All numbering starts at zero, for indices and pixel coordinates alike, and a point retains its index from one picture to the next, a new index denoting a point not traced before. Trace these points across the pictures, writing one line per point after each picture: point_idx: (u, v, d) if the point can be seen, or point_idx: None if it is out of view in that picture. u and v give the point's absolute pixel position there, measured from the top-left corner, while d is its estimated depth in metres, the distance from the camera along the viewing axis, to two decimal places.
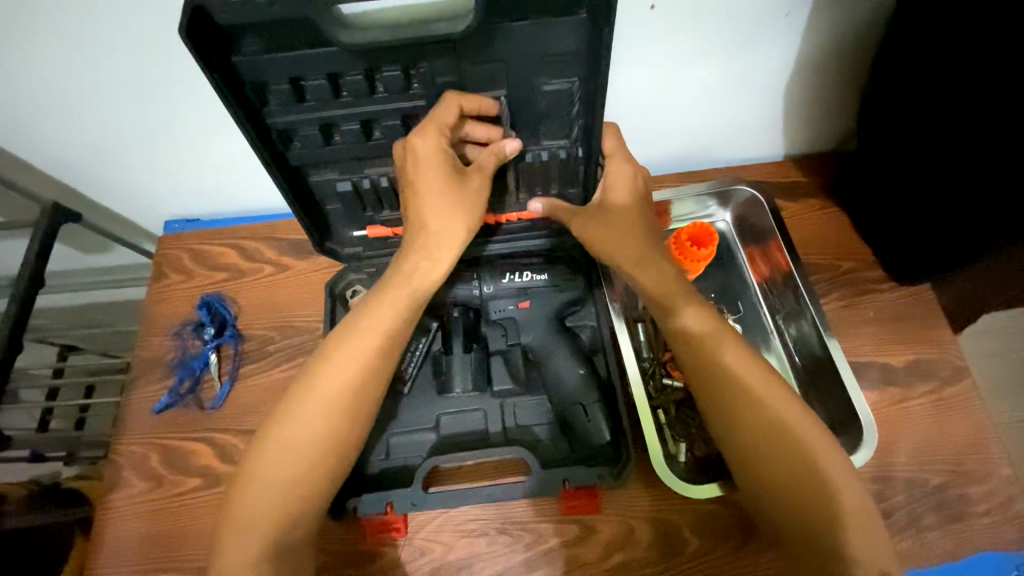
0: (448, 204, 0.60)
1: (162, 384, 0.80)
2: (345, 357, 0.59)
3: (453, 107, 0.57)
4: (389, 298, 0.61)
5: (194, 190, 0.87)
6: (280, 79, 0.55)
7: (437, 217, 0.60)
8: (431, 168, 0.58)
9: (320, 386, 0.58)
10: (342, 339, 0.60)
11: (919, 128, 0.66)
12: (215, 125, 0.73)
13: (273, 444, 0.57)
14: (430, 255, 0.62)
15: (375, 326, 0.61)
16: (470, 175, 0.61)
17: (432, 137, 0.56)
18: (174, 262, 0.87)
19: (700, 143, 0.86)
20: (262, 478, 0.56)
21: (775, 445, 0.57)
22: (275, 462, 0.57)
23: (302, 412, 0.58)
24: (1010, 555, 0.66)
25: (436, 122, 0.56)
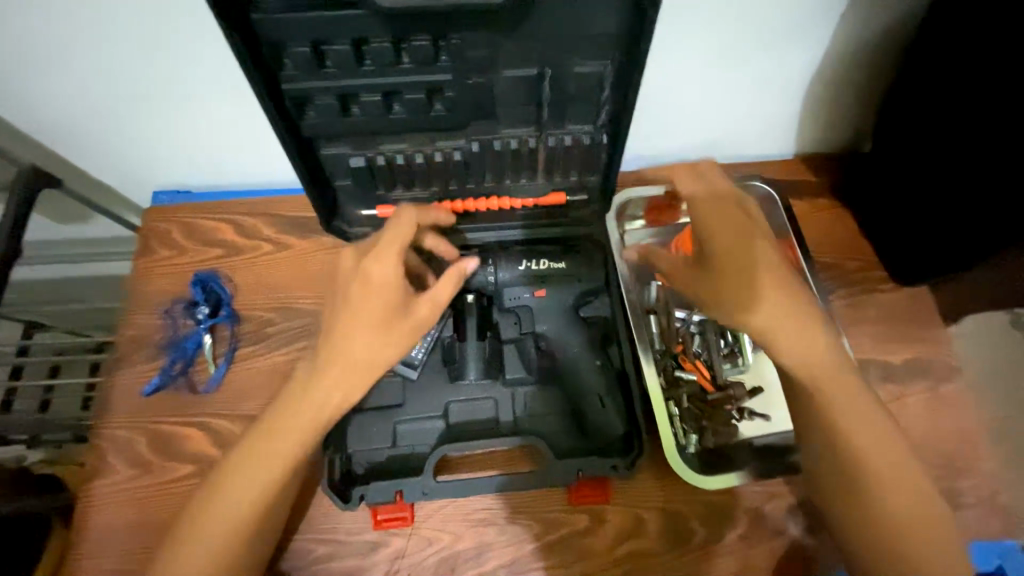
0: (377, 337, 0.56)
1: (151, 366, 0.75)
2: (269, 454, 0.56)
3: (405, 224, 0.58)
4: (305, 413, 0.56)
5: (187, 160, 0.81)
6: (301, 43, 0.51)
7: (362, 331, 0.56)
8: (378, 292, 0.56)
9: (245, 472, 0.56)
10: (261, 433, 0.57)
11: (939, 133, 0.66)
12: (220, 92, 0.68)
13: (272, 431, 0.57)
14: (348, 382, 0.56)
15: (284, 433, 0.56)
16: (414, 307, 0.58)
17: (389, 265, 0.57)
18: (163, 237, 0.82)
19: (716, 137, 0.85)
20: (250, 467, 0.56)
21: (896, 514, 0.54)
22: (264, 457, 0.56)
23: (300, 411, 0.56)
24: (993, 545, 0.69)
25: (393, 245, 0.57)
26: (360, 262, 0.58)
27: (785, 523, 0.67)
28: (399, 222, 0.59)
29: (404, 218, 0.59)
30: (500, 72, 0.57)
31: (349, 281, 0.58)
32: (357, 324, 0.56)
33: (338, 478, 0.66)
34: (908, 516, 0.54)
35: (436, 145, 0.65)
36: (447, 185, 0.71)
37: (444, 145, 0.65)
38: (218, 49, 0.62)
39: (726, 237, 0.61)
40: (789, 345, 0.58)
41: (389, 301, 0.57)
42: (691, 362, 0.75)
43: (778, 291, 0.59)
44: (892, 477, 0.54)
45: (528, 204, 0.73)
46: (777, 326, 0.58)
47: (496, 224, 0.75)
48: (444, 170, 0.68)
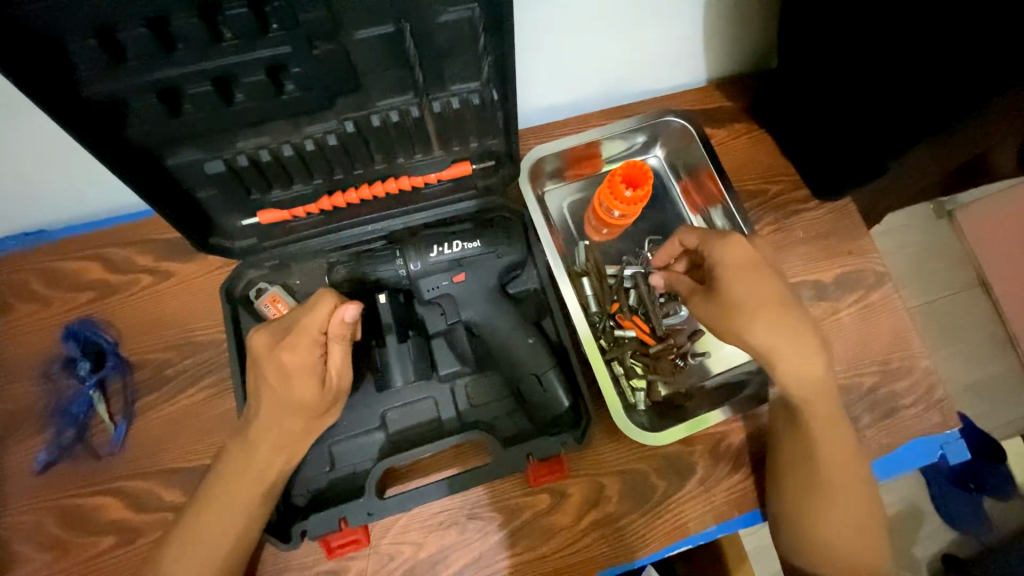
0: (299, 407, 0.56)
1: (39, 439, 0.66)
2: (220, 510, 0.55)
3: (323, 311, 0.54)
4: (246, 483, 0.55)
5: (18, 201, 0.68)
6: (79, 34, 0.41)
7: (289, 413, 0.56)
8: (298, 378, 0.55)
9: (197, 534, 0.55)
10: (213, 496, 0.56)
11: (842, 40, 0.63)
12: (3, 113, 0.53)
13: (219, 492, 0.56)
14: (285, 448, 0.57)
15: (229, 492, 0.55)
16: (332, 375, 0.57)
17: (306, 352, 0.54)
18: (21, 290, 0.71)
19: (624, 75, 0.79)
20: (205, 531, 0.55)
21: (844, 504, 0.58)
22: (216, 518, 0.55)
23: (243, 468, 0.56)
24: (934, 437, 0.73)
25: (307, 331, 0.54)
26: (272, 349, 0.55)
27: (740, 459, 0.68)
28: (316, 313, 0.54)
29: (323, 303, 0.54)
30: (349, 34, 0.48)
31: (265, 366, 0.55)
32: (276, 404, 0.56)
33: (278, 515, 0.61)
34: (834, 450, 0.58)
35: (302, 132, 0.56)
36: (332, 174, 0.63)
37: (313, 130, 0.56)
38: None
39: (754, 298, 0.57)
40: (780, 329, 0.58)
41: (309, 384, 0.56)
42: (628, 318, 0.72)
43: (749, 278, 0.58)
44: (843, 471, 0.58)
45: (431, 182, 0.66)
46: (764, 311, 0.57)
47: (400, 212, 0.68)
48: (322, 157, 0.60)
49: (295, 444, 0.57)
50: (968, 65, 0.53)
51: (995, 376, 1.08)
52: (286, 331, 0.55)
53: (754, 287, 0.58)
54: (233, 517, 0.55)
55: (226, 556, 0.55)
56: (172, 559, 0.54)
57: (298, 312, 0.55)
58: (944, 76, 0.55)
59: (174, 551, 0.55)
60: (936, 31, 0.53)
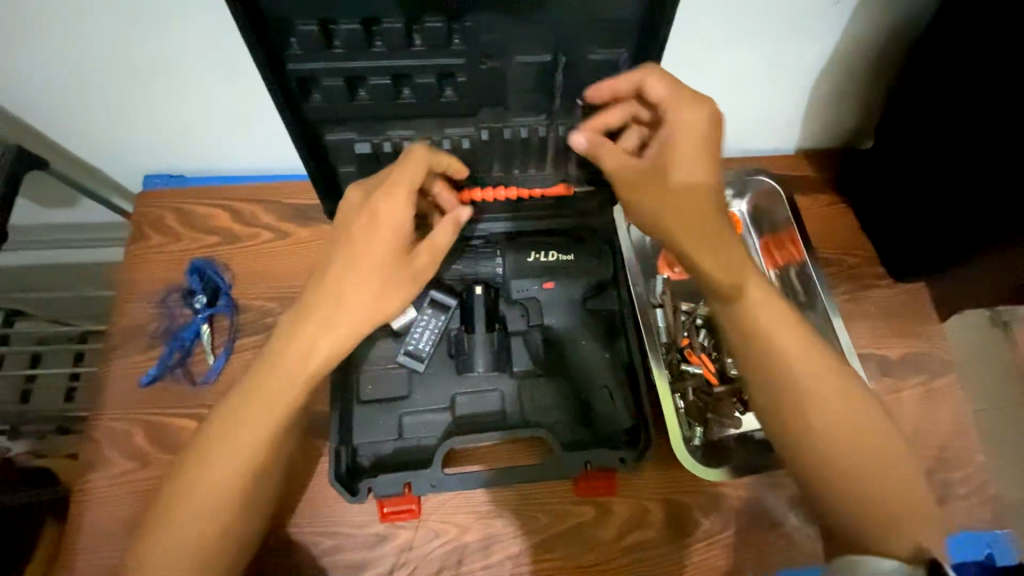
0: (378, 279, 0.53)
1: (147, 356, 0.73)
2: (248, 424, 0.51)
3: (418, 162, 0.55)
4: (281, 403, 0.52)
5: (182, 145, 0.79)
6: (309, 20, 0.50)
7: (368, 277, 0.53)
8: (378, 227, 0.54)
9: (221, 447, 0.51)
10: (242, 414, 0.51)
11: (939, 130, 0.68)
12: (217, 64, 0.65)
13: (251, 395, 0.52)
14: (348, 327, 0.53)
15: (260, 401, 0.52)
16: (419, 251, 0.56)
17: (396, 204, 0.54)
18: (157, 223, 0.79)
19: (721, 130, 0.86)
20: (222, 452, 0.51)
21: None
22: (233, 436, 0.51)
23: (259, 386, 0.52)
24: (982, 534, 0.71)
25: (400, 182, 0.54)
26: (364, 201, 0.55)
27: (785, 514, 0.68)
28: (408, 160, 0.55)
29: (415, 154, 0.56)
30: (513, 57, 0.55)
31: (348, 229, 0.54)
32: (352, 273, 0.53)
33: (345, 470, 0.65)
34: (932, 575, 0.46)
35: (444, 132, 0.63)
36: None
37: (453, 132, 0.63)
38: (212, 8, 0.58)
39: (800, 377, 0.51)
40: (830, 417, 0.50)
41: (394, 246, 0.54)
42: (697, 355, 0.75)
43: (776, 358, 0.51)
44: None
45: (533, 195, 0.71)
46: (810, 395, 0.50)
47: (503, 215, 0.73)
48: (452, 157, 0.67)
49: (358, 325, 0.53)
50: None
51: None
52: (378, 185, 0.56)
53: (810, 370, 0.51)
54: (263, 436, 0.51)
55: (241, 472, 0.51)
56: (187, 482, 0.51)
57: (386, 174, 0.56)
58: None
59: (187, 476, 0.51)
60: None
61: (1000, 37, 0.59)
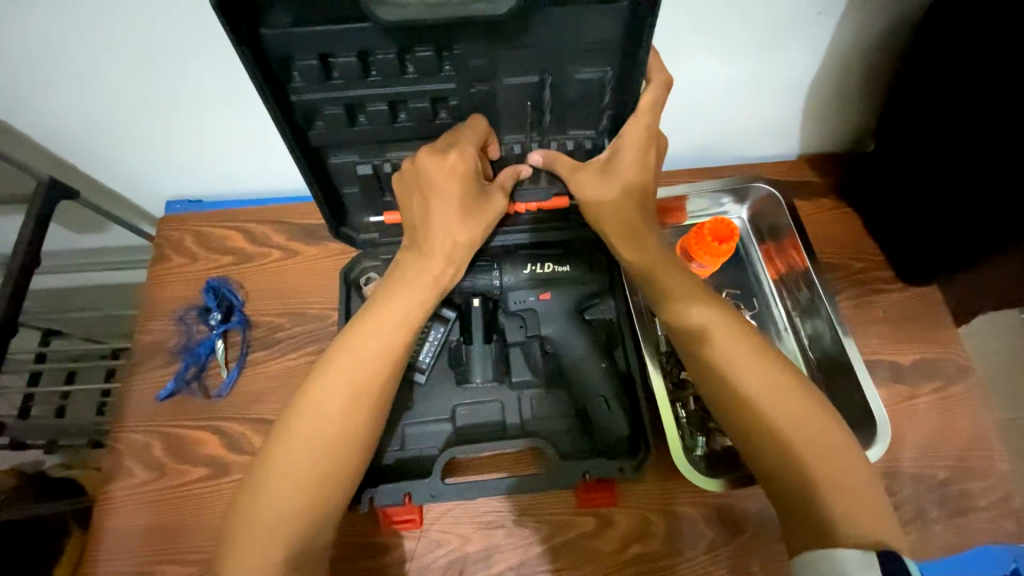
0: (467, 221, 0.62)
1: (166, 370, 0.77)
2: (313, 422, 0.55)
3: (481, 128, 0.60)
4: (343, 402, 0.56)
5: (199, 171, 0.84)
6: (309, 56, 0.53)
7: (457, 224, 0.61)
8: (453, 185, 0.59)
9: (285, 453, 0.54)
10: (298, 419, 0.55)
11: (942, 133, 0.67)
12: (227, 95, 0.69)
13: (309, 398, 0.56)
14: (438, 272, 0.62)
15: (327, 394, 0.56)
16: (492, 195, 0.64)
17: (471, 160, 0.59)
18: (177, 245, 0.84)
19: (719, 138, 0.87)
20: (293, 459, 0.54)
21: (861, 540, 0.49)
22: (297, 453, 0.54)
23: (324, 392, 0.56)
24: (1009, 548, 0.68)
25: (468, 143, 0.59)
26: (437, 159, 0.58)
27: None
28: (474, 125, 0.60)
29: (478, 119, 0.60)
30: (501, 79, 0.58)
31: (424, 183, 0.59)
32: (442, 221, 0.61)
33: None
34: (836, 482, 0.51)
35: None
36: None
37: None
38: (221, 48, 0.63)
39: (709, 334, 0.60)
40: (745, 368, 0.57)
41: (475, 197, 0.62)
42: None
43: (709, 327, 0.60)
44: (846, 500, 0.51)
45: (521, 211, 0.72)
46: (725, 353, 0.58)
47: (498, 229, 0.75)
48: None
49: (453, 267, 0.63)
50: None
51: None
52: (448, 144, 0.59)
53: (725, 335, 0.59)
54: (324, 443, 0.55)
55: (314, 478, 0.53)
56: (256, 493, 0.53)
57: (452, 135, 0.60)
58: None
59: (253, 498, 0.53)
60: None
61: (993, 38, 0.58)
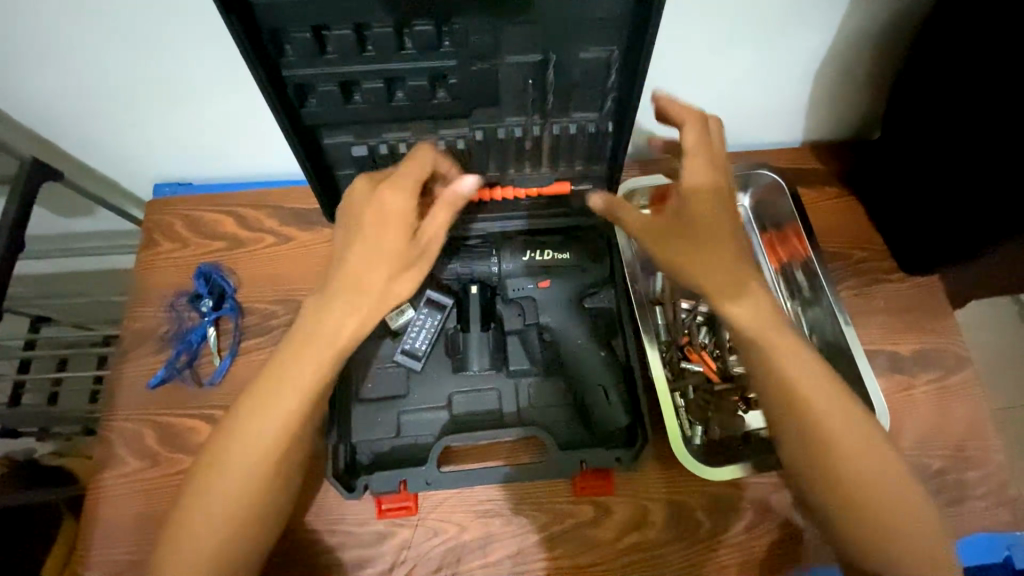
0: (392, 264, 0.54)
1: (157, 358, 0.76)
2: (233, 457, 0.52)
3: (422, 167, 0.55)
4: (258, 443, 0.52)
5: (190, 154, 0.81)
6: (301, 28, 0.51)
7: (378, 263, 0.53)
8: (408, 179, 0.54)
9: (207, 481, 0.52)
10: (221, 446, 0.52)
11: (954, 119, 0.65)
12: (218, 72, 0.66)
13: (232, 427, 0.53)
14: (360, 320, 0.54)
15: (246, 435, 0.52)
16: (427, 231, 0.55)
17: (406, 199, 0.53)
18: (166, 230, 0.82)
19: (723, 124, 0.85)
20: (219, 487, 0.52)
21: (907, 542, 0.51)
22: (219, 483, 0.52)
23: (250, 423, 0.53)
24: (1003, 535, 0.69)
25: (404, 178, 0.54)
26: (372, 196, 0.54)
27: (789, 512, 0.67)
28: (423, 165, 0.56)
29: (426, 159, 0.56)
30: (503, 57, 0.55)
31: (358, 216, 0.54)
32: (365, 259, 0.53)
33: (344, 468, 0.66)
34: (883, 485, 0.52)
35: (438, 134, 0.64)
36: None
37: (447, 133, 0.64)
38: (209, 23, 0.60)
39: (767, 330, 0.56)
40: (803, 372, 0.55)
41: (410, 236, 0.54)
42: (697, 353, 0.74)
43: (768, 326, 0.56)
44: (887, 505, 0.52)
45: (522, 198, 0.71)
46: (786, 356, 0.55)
47: (500, 214, 0.73)
48: None
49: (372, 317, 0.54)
50: None
51: None
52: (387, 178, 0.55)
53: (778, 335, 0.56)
54: (283, 435, 0.53)
55: (232, 513, 0.52)
56: (183, 516, 0.52)
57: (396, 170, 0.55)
58: None
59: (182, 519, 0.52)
60: None
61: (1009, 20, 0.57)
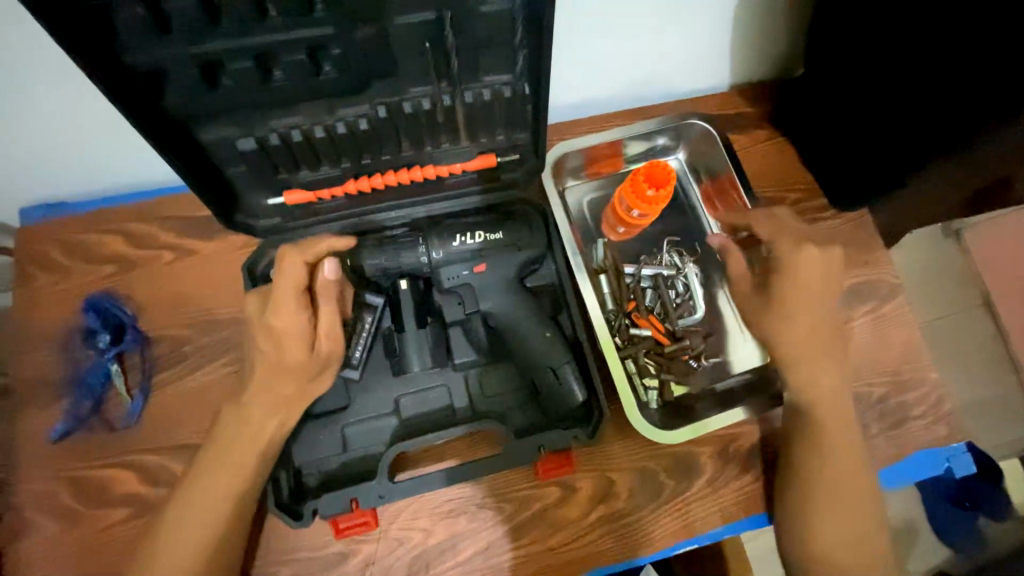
0: (290, 356, 0.56)
1: (56, 407, 0.67)
2: (200, 504, 0.54)
3: (290, 271, 0.54)
4: (218, 485, 0.54)
5: (50, 172, 0.69)
6: (128, 3, 0.42)
7: (285, 373, 0.56)
8: (287, 296, 0.54)
9: (175, 527, 0.54)
10: (191, 491, 0.54)
11: (876, 50, 0.63)
12: (47, 77, 0.54)
13: (204, 467, 0.55)
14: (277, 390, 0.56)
15: (214, 481, 0.54)
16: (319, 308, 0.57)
17: (290, 314, 0.54)
18: (41, 260, 0.71)
19: (652, 74, 0.80)
20: (185, 529, 0.53)
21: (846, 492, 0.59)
22: (187, 526, 0.53)
23: (217, 470, 0.55)
24: (943, 449, 0.73)
25: (281, 304, 0.54)
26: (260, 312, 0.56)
27: (748, 460, 0.68)
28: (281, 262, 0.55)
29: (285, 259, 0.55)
30: (391, 19, 0.48)
31: (257, 327, 0.56)
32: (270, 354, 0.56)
33: (289, 493, 0.61)
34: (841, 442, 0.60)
35: (335, 114, 0.56)
36: (360, 157, 0.63)
37: (345, 112, 0.56)
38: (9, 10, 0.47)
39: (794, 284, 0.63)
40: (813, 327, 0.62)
41: (301, 333, 0.55)
42: (644, 317, 0.73)
43: (800, 281, 0.63)
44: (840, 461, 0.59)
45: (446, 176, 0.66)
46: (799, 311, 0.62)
47: (423, 197, 0.68)
48: (352, 141, 0.60)
49: (284, 404, 0.57)
50: (980, 84, 0.55)
51: (1000, 396, 1.08)
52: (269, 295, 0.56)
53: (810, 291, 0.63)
54: (238, 482, 0.55)
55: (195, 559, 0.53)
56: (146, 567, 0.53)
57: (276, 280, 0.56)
58: (959, 87, 0.57)
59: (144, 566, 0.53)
60: (945, 42, 0.55)
61: None
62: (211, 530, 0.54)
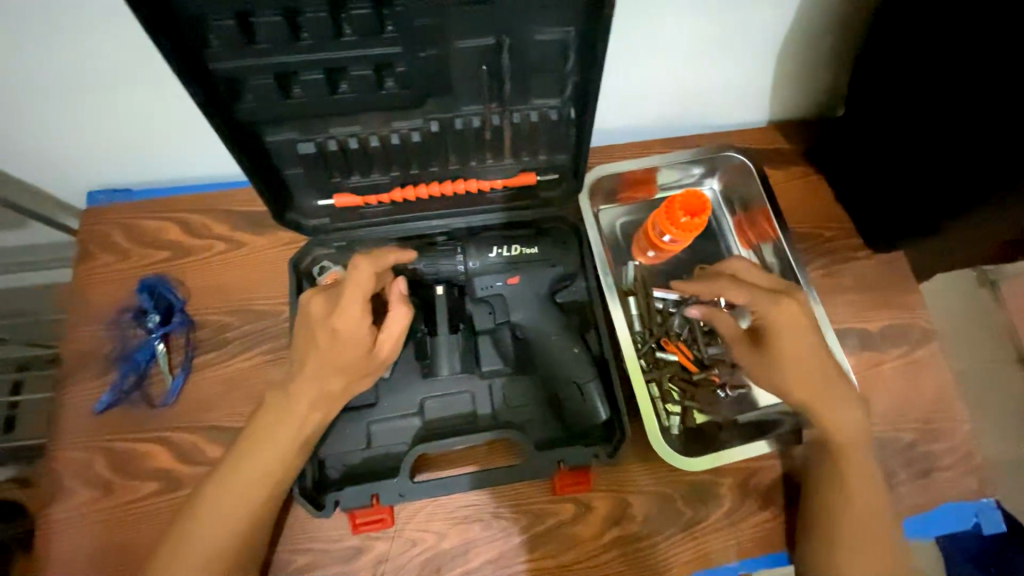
0: (350, 353, 0.58)
1: (102, 381, 0.70)
2: (233, 490, 0.56)
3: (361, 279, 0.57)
4: (251, 471, 0.56)
5: (121, 159, 0.74)
6: (223, 14, 0.46)
7: (339, 369, 0.58)
8: (354, 297, 0.56)
9: (206, 509, 0.56)
10: (227, 475, 0.57)
11: (917, 97, 0.64)
12: (136, 71, 0.59)
13: (239, 452, 0.57)
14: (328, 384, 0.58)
15: (246, 470, 0.56)
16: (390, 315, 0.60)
17: (357, 317, 0.57)
18: (103, 241, 0.75)
19: (692, 104, 0.82)
20: (218, 511, 0.55)
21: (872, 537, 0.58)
22: (219, 508, 0.56)
23: (251, 457, 0.57)
24: (971, 504, 0.71)
25: (351, 308, 0.57)
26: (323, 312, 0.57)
27: (767, 495, 0.67)
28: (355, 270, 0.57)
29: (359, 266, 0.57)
30: (454, 42, 0.51)
31: (317, 324, 0.58)
32: (328, 350, 0.58)
33: (313, 484, 0.63)
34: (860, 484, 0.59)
35: (391, 126, 0.60)
36: (408, 167, 0.66)
37: (400, 125, 0.60)
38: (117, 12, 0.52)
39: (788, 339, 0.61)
40: (813, 378, 0.61)
41: (363, 341, 0.58)
42: (672, 343, 0.74)
43: (796, 331, 0.61)
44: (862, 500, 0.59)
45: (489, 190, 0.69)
46: (800, 359, 0.61)
47: (464, 209, 0.70)
48: (403, 152, 0.64)
49: (333, 398, 0.59)
50: None
51: None
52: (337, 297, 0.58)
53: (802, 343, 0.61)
54: (265, 470, 0.56)
55: (224, 539, 0.55)
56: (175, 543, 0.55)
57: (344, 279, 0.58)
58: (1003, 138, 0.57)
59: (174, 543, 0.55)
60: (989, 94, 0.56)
61: None
62: (241, 513, 0.56)
